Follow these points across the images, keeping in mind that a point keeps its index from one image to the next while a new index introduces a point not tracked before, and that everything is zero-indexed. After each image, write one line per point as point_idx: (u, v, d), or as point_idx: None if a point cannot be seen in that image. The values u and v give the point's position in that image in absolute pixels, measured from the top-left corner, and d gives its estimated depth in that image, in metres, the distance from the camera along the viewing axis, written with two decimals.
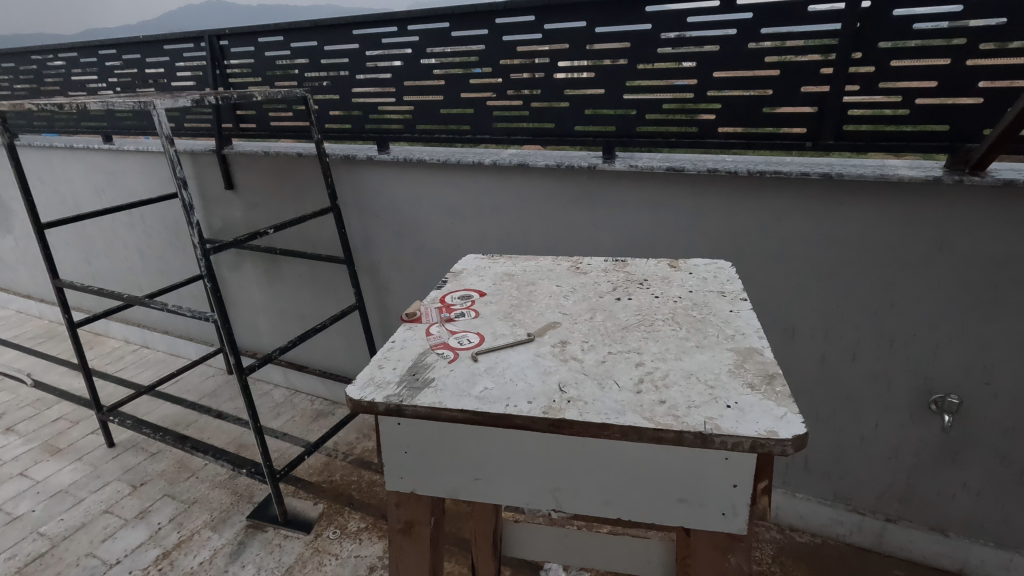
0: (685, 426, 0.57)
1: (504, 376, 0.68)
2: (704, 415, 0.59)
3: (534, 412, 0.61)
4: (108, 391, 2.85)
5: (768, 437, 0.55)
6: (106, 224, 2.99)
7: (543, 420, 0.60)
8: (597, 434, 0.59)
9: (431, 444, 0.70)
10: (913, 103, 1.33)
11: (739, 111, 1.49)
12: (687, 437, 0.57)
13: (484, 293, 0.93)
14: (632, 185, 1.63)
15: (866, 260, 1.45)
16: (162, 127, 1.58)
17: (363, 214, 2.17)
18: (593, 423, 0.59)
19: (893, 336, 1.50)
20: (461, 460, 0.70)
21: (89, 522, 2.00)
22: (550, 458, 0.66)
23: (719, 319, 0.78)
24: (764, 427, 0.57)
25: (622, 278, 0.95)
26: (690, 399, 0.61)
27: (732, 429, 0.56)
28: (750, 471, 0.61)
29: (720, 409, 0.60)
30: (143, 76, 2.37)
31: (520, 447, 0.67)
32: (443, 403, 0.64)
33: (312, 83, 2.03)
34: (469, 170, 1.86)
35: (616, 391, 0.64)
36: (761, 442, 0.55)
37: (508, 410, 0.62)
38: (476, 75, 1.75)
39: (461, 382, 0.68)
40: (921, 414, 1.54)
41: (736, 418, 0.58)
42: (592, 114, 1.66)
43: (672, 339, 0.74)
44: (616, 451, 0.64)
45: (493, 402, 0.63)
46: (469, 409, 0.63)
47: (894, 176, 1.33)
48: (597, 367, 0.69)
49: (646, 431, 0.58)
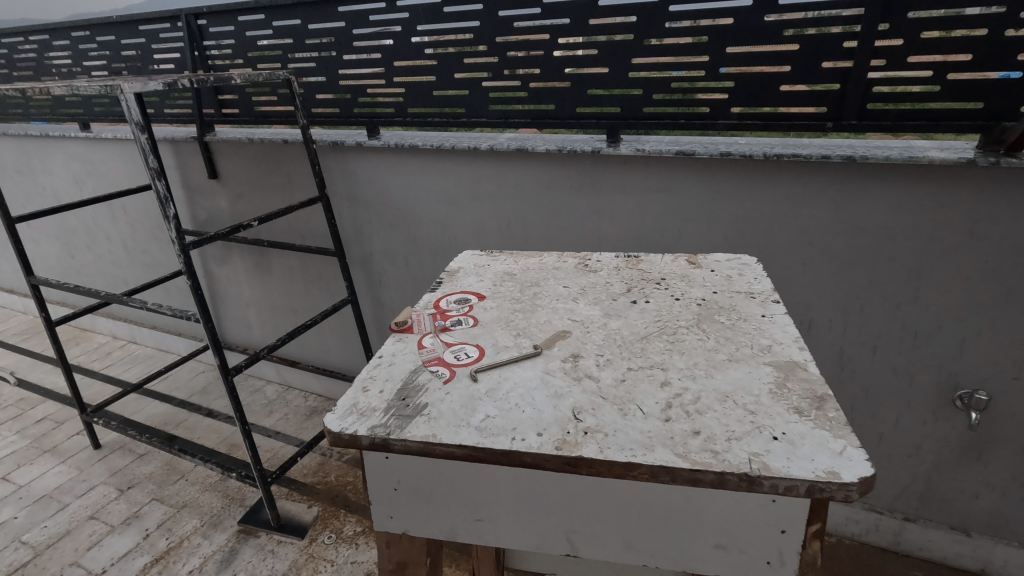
0: (728, 467, 0.48)
1: (508, 401, 0.59)
2: (747, 449, 0.50)
3: (546, 447, 0.52)
4: (94, 389, 2.76)
5: (830, 481, 0.46)
6: (88, 215, 2.88)
7: (557, 457, 0.51)
8: (620, 475, 0.50)
9: (423, 481, 0.62)
10: (943, 80, 1.23)
11: (754, 91, 1.39)
12: (731, 479, 0.48)
13: (484, 297, 0.84)
14: (639, 168, 1.53)
15: (890, 251, 1.36)
16: (131, 114, 1.47)
17: (354, 204, 2.06)
18: (617, 462, 0.50)
19: (917, 329, 1.41)
20: (458, 500, 0.62)
21: (74, 529, 1.93)
22: (565, 499, 0.58)
23: (751, 326, 0.69)
24: (823, 465, 0.48)
25: (635, 277, 0.85)
26: (730, 428, 0.52)
27: (782, 469, 0.47)
28: (803, 518, 0.53)
29: (766, 442, 0.51)
30: (119, 59, 2.24)
31: (530, 486, 0.59)
32: (438, 436, 0.54)
33: (296, 64, 1.90)
34: (465, 156, 1.74)
35: (640, 418, 0.54)
36: (821, 486, 0.46)
37: (514, 446, 0.52)
38: (470, 55, 1.64)
39: (458, 409, 0.58)
40: (944, 411, 1.46)
41: (787, 455, 0.49)
42: (595, 95, 1.55)
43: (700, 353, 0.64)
44: (643, 494, 0.56)
45: (497, 435, 0.54)
46: (469, 444, 0.53)
47: (924, 158, 1.23)
48: (617, 389, 0.59)
49: (680, 472, 0.48)
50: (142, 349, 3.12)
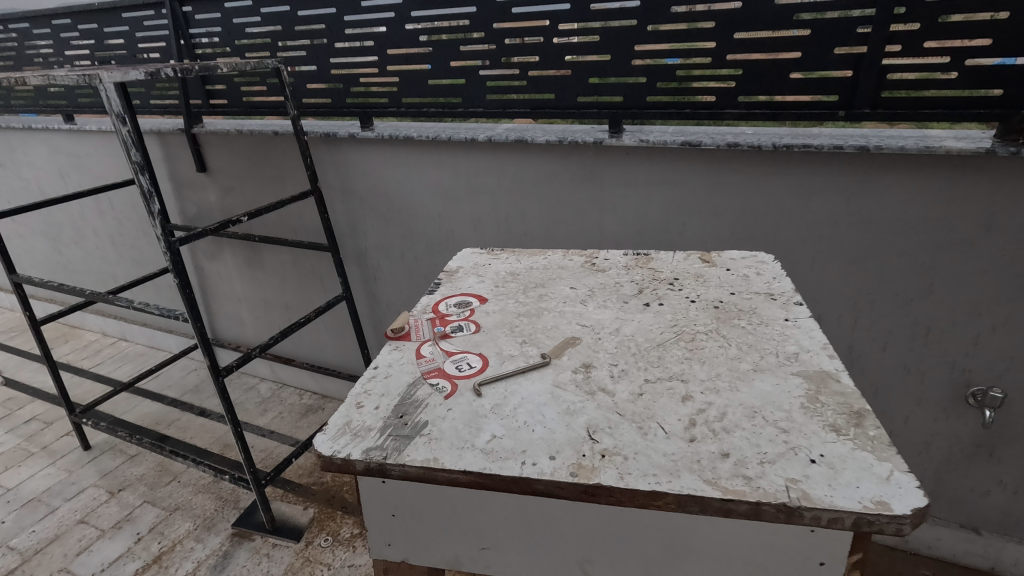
0: (766, 497, 0.49)
1: (516, 420, 0.60)
2: (784, 475, 0.51)
3: (562, 475, 0.53)
4: (84, 389, 2.70)
5: (879, 514, 0.47)
6: (74, 210, 2.80)
7: (573, 486, 0.52)
8: (643, 504, 0.52)
9: (422, 509, 0.64)
10: (961, 66, 1.18)
11: (763, 79, 1.34)
12: (772, 511, 0.49)
13: (489, 300, 0.85)
14: (642, 159, 1.48)
15: (902, 244, 1.31)
16: (112, 105, 1.39)
17: (348, 197, 1.99)
18: (639, 491, 0.51)
19: (929, 325, 1.37)
20: (462, 528, 0.64)
21: (63, 533, 1.88)
22: (572, 527, 0.60)
23: (771, 329, 0.72)
24: (871, 494, 0.49)
25: (647, 276, 0.87)
26: (763, 450, 0.54)
27: (826, 500, 0.49)
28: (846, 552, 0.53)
29: (804, 466, 0.53)
30: (102, 48, 2.16)
31: (530, 513, 0.61)
32: (439, 460, 0.55)
33: (285, 53, 1.83)
34: (461, 147, 1.69)
35: (665, 439, 0.56)
36: (869, 519, 0.48)
37: (526, 472, 0.53)
38: (467, 42, 1.57)
39: (462, 429, 0.59)
40: (955, 408, 1.42)
41: (827, 481, 0.50)
42: (597, 84, 1.49)
43: (718, 358, 0.67)
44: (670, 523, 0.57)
45: (506, 463, 0.55)
46: (475, 471, 0.54)
47: (940, 148, 1.18)
48: (635, 406, 0.61)
49: (712, 503, 0.50)
50: (133, 346, 3.06)
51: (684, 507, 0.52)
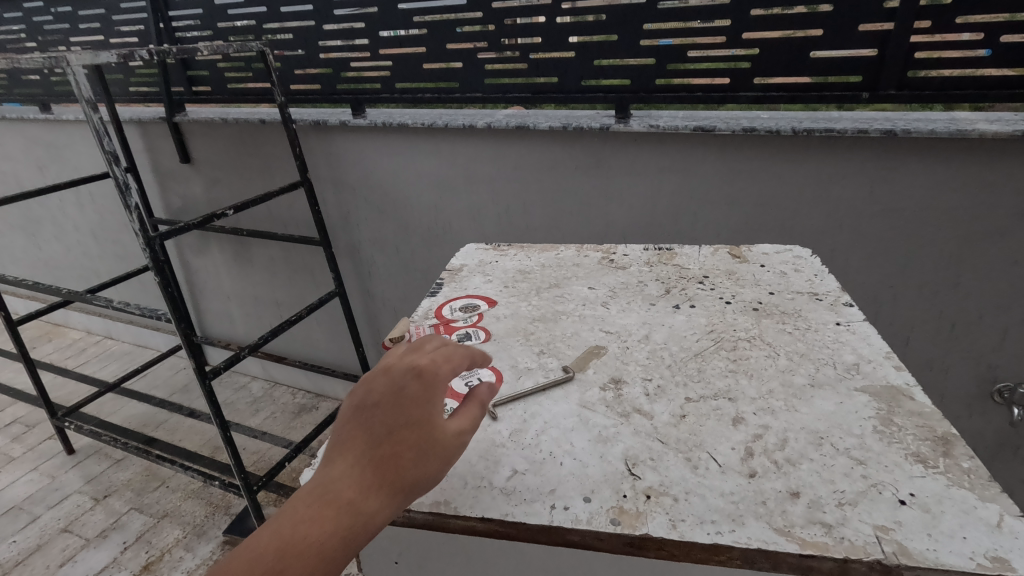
0: (857, 553, 0.50)
1: (539, 456, 0.63)
2: (871, 523, 0.52)
3: (603, 524, 0.55)
4: (68, 390, 2.60)
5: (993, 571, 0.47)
6: (53, 204, 2.69)
7: (616, 537, 0.54)
8: (701, 558, 0.53)
9: (421, 556, 0.64)
10: (996, 43, 1.10)
11: (781, 59, 1.25)
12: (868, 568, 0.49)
13: (508, 303, 0.95)
14: (650, 146, 1.39)
15: (929, 234, 1.24)
16: (83, 91, 1.29)
17: (339, 188, 1.90)
18: (699, 545, 0.52)
19: (955, 319, 1.30)
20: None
21: (46, 543, 1.80)
22: None
23: (808, 327, 0.81)
24: (983, 548, 0.49)
25: (674, 274, 0.99)
26: (841, 489, 0.56)
27: (931, 558, 0.49)
28: None
29: (894, 509, 0.54)
30: (78, 32, 2.04)
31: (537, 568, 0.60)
32: (450, 506, 0.58)
33: (270, 36, 1.72)
34: (459, 134, 1.59)
35: (721, 476, 0.59)
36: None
37: (557, 521, 0.56)
38: (464, 22, 1.47)
39: (482, 467, 0.63)
40: (979, 406, 1.36)
41: (925, 529, 0.51)
42: (603, 67, 1.41)
43: (763, 351, 0.77)
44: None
45: (529, 510, 0.57)
46: (496, 519, 0.57)
47: (973, 131, 1.10)
48: (686, 436, 0.64)
49: (790, 558, 0.51)
50: (120, 344, 2.96)
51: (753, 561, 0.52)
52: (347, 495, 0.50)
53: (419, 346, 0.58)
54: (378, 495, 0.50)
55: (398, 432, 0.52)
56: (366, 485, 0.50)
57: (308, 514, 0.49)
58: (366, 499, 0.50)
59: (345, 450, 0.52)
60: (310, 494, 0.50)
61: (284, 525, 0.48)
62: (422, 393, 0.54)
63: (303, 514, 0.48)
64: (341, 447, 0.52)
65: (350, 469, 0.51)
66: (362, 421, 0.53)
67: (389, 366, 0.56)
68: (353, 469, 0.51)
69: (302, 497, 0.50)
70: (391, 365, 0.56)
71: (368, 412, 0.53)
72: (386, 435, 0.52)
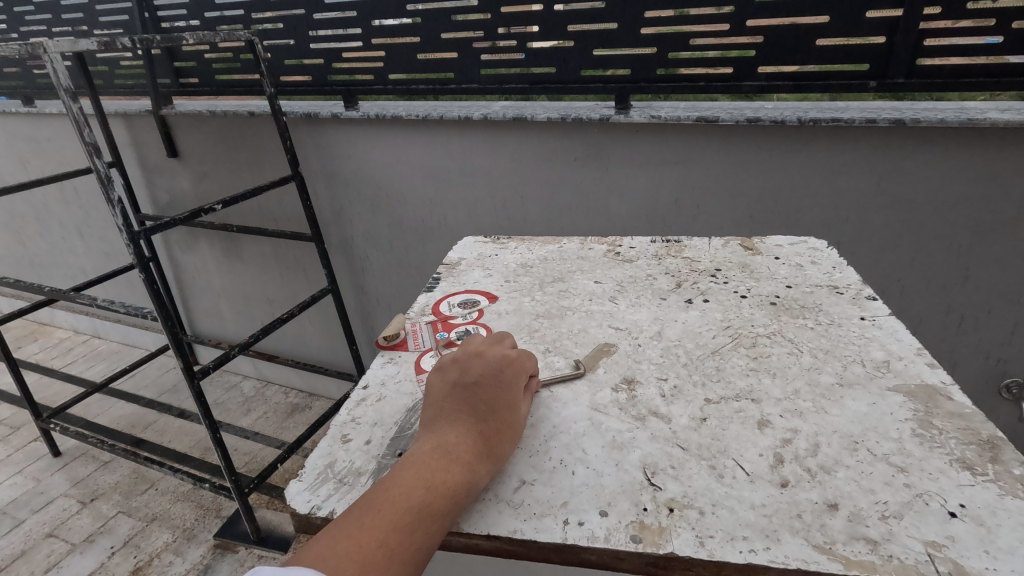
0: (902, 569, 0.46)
1: (548, 465, 0.60)
2: (921, 539, 0.49)
3: (623, 539, 0.51)
4: (54, 390, 2.54)
5: None
6: (37, 200, 2.62)
7: (638, 556, 0.50)
8: None
9: None
10: (1008, 29, 1.06)
11: (786, 47, 1.22)
12: None
13: (510, 299, 0.92)
14: (652, 137, 1.36)
15: (938, 227, 1.21)
16: (60, 79, 1.22)
17: (331, 182, 1.85)
18: (730, 563, 0.48)
19: (963, 314, 1.28)
20: None
21: (30, 549, 1.75)
22: None
23: (831, 322, 0.78)
24: None
25: (684, 268, 0.95)
26: (883, 501, 0.53)
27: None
28: None
29: (940, 521, 0.50)
30: (60, 23, 1.98)
31: None
32: (458, 525, 0.54)
33: (260, 26, 1.67)
34: (455, 127, 1.55)
35: (751, 486, 0.55)
36: None
37: (572, 538, 0.52)
38: (459, 10, 1.43)
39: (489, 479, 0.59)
40: (989, 401, 1.34)
41: (980, 545, 0.48)
42: (603, 56, 1.36)
43: (784, 347, 0.74)
44: None
45: (540, 525, 0.53)
46: (505, 536, 0.53)
47: (985, 120, 1.07)
48: (710, 442, 0.60)
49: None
50: (108, 344, 2.90)
51: None
52: (466, 455, 0.56)
53: (500, 342, 0.69)
54: (488, 460, 0.56)
55: (502, 405, 0.60)
56: (478, 449, 0.57)
57: (434, 466, 0.54)
58: (481, 459, 0.56)
59: (455, 419, 0.59)
60: (432, 452, 0.56)
61: (413, 474, 0.53)
62: (515, 378, 0.64)
63: (429, 467, 0.54)
64: (449, 416, 0.59)
65: (464, 433, 0.57)
66: (467, 391, 0.61)
67: (483, 353, 0.66)
68: (467, 434, 0.57)
69: (426, 454, 0.55)
70: (483, 352, 0.66)
71: (472, 388, 0.61)
72: (491, 408, 0.60)
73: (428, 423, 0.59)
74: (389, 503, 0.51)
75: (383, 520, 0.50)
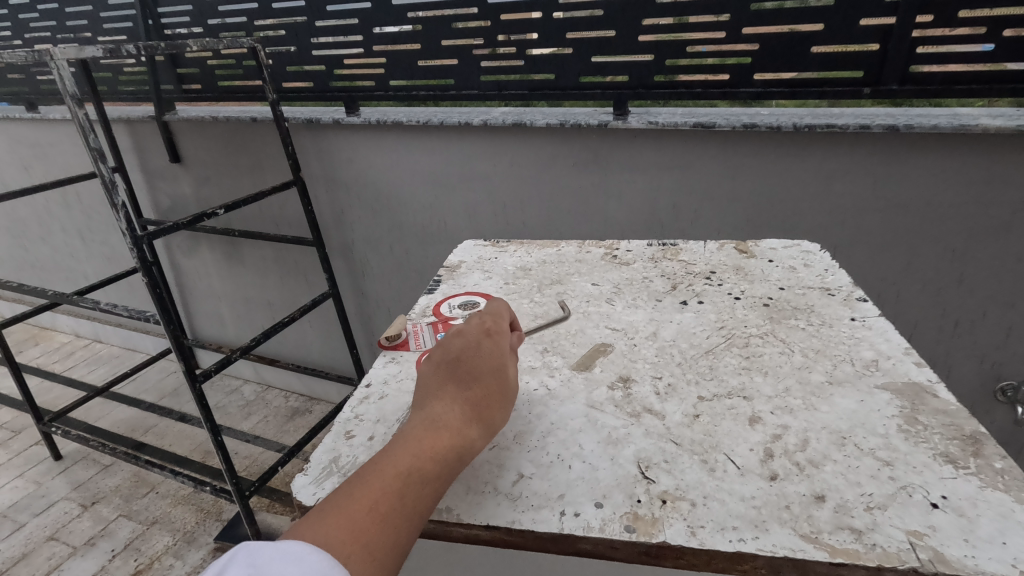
0: (886, 558, 0.48)
1: (546, 459, 0.61)
2: (903, 528, 0.50)
3: (618, 529, 0.52)
4: (55, 394, 2.55)
5: None
6: (39, 205, 2.64)
7: (632, 545, 0.51)
8: (726, 565, 0.50)
9: None
10: (999, 37, 1.08)
11: (781, 54, 1.24)
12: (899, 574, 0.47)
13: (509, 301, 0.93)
14: (650, 142, 1.37)
15: (932, 230, 1.23)
16: (66, 86, 1.24)
17: (333, 187, 1.87)
18: (721, 553, 0.50)
19: (958, 317, 1.29)
20: None
21: (30, 552, 1.75)
22: None
23: (825, 323, 0.79)
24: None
25: (681, 271, 0.96)
26: (868, 493, 0.54)
27: (971, 566, 0.46)
28: None
29: (923, 510, 0.52)
30: (64, 30, 2.00)
31: None
32: (458, 516, 0.56)
33: (263, 33, 1.69)
34: (455, 132, 1.57)
35: (741, 479, 0.56)
36: None
37: (569, 527, 0.53)
38: (458, 17, 1.45)
39: (487, 473, 0.60)
40: (986, 403, 1.35)
41: (962, 535, 0.49)
42: (601, 62, 1.38)
43: (776, 347, 0.75)
44: None
45: (539, 515, 0.55)
46: (503, 527, 0.54)
47: (977, 126, 1.09)
48: (702, 436, 0.62)
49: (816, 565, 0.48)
50: (108, 348, 2.91)
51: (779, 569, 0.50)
52: (452, 423, 0.57)
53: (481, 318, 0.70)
54: (474, 425, 0.58)
55: (489, 373, 0.61)
56: (464, 417, 0.58)
57: (421, 436, 0.55)
58: (468, 425, 0.57)
59: (441, 392, 0.60)
60: (418, 424, 0.57)
61: (401, 445, 0.55)
62: (496, 347, 0.64)
63: (416, 438, 0.55)
64: (437, 390, 0.60)
65: (450, 403, 0.58)
66: (451, 365, 0.62)
67: (464, 329, 0.67)
68: (452, 404, 0.58)
69: (412, 427, 0.57)
70: (463, 328, 0.67)
71: (456, 362, 0.62)
72: (474, 377, 0.61)
73: (416, 400, 0.60)
74: (380, 471, 0.52)
75: (374, 488, 0.51)
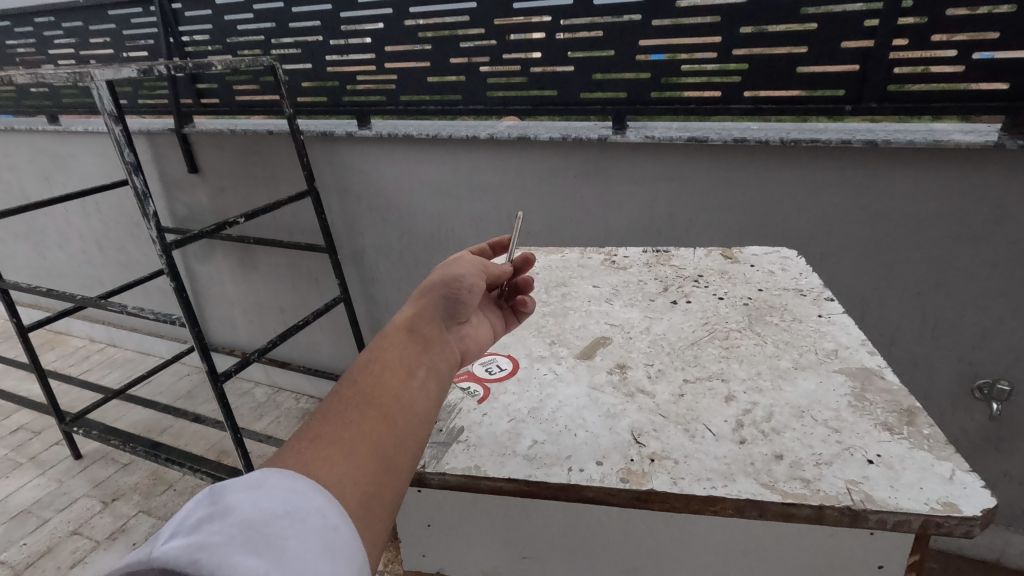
0: (831, 501, 0.56)
1: (557, 427, 0.69)
2: (844, 478, 0.59)
3: (615, 480, 0.60)
4: (72, 396, 2.63)
5: (948, 515, 0.54)
6: (57, 213, 2.73)
7: (625, 492, 0.60)
8: (701, 507, 0.59)
9: (464, 521, 0.74)
10: (968, 59, 1.17)
11: (768, 74, 1.33)
12: (839, 512, 0.56)
13: None
14: (647, 154, 1.46)
15: (910, 236, 1.31)
16: (103, 104, 1.32)
17: (344, 195, 1.95)
18: (697, 496, 0.58)
19: (938, 320, 1.37)
20: (507, 538, 0.73)
21: (55, 546, 1.83)
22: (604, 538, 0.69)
23: (801, 321, 0.87)
24: (939, 496, 0.56)
25: (672, 275, 1.05)
26: (819, 452, 0.62)
27: (893, 504, 0.55)
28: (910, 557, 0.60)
29: (864, 465, 0.60)
30: (88, 47, 2.10)
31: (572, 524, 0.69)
32: (483, 471, 0.64)
33: (279, 50, 1.79)
34: (462, 145, 1.66)
35: (716, 443, 0.64)
36: (939, 520, 0.54)
37: (576, 478, 0.61)
38: (466, 37, 1.54)
39: (502, 440, 0.68)
40: (965, 401, 1.44)
41: (890, 482, 0.58)
42: (601, 80, 1.48)
43: (755, 340, 0.84)
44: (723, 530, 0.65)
45: (553, 470, 0.63)
46: (521, 478, 0.63)
47: (949, 142, 1.18)
48: (685, 412, 0.70)
49: (770, 506, 0.57)
50: (122, 352, 3.00)
51: (743, 511, 0.58)
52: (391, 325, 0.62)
53: None
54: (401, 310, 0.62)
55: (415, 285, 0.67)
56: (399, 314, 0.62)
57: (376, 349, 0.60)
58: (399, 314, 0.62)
59: None
60: None
61: None
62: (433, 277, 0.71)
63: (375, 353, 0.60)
64: None
65: None
66: None
67: None
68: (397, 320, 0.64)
69: None
70: None
71: None
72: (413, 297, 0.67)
73: None
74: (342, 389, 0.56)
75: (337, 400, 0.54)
